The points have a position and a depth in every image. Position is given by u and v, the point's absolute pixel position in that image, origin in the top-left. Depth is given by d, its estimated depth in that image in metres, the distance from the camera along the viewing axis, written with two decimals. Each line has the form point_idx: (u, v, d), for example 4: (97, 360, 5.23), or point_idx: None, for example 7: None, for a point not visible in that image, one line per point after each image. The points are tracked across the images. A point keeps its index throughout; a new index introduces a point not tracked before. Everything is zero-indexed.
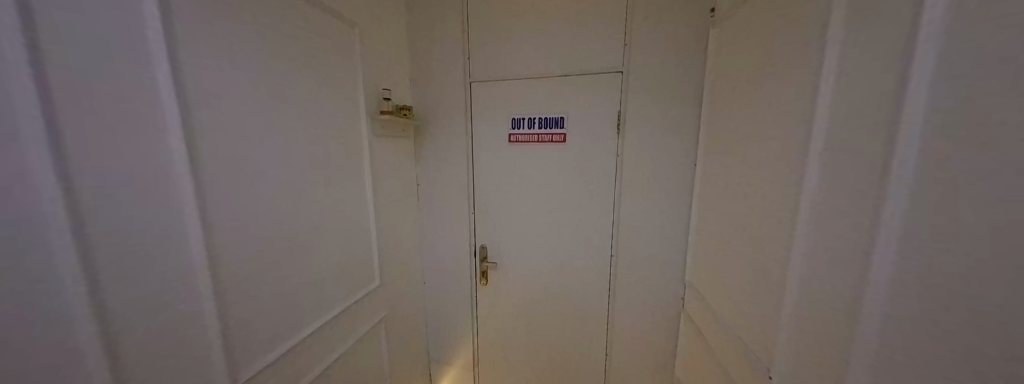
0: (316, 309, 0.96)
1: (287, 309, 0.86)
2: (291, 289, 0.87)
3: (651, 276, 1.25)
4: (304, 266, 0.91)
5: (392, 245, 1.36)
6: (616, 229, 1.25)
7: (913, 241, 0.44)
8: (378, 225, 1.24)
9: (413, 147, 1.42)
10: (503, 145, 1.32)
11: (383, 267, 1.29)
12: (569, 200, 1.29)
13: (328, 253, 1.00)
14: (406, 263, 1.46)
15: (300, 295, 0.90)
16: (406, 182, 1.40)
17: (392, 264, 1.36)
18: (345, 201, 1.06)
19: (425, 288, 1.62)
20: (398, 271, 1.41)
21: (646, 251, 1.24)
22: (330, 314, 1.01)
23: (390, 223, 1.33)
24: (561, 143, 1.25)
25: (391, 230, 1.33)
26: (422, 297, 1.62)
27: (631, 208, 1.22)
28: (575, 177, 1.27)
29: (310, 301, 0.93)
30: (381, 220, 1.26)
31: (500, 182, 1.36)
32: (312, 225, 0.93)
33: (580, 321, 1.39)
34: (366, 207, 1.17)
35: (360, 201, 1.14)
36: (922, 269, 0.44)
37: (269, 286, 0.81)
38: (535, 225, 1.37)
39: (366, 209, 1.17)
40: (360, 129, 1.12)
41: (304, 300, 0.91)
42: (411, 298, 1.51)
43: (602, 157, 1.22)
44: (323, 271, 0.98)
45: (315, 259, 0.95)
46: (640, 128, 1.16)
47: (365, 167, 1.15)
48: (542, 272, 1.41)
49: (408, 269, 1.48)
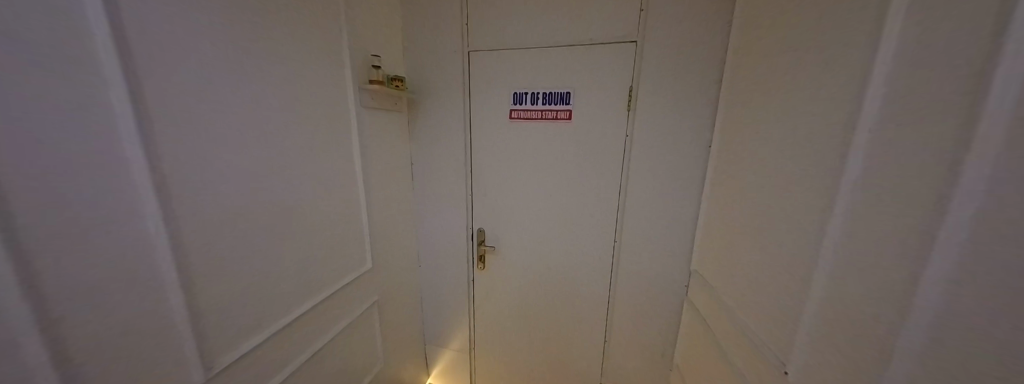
0: (301, 295, 0.90)
1: (267, 297, 0.79)
2: (274, 274, 0.81)
3: (654, 265, 1.20)
4: (288, 249, 0.85)
5: (385, 228, 1.29)
6: (621, 215, 1.20)
7: (969, 236, 0.38)
8: (370, 205, 1.16)
9: (406, 123, 1.32)
10: (504, 123, 1.23)
11: (375, 250, 1.23)
12: (572, 184, 1.23)
13: (312, 236, 0.92)
14: (400, 246, 1.40)
15: (281, 281, 0.83)
16: (399, 160, 1.31)
17: (385, 247, 1.30)
18: (331, 179, 0.98)
19: (421, 272, 1.57)
20: (391, 254, 1.35)
21: (651, 239, 1.18)
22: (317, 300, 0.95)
23: (383, 204, 1.25)
24: (566, 122, 1.16)
25: (383, 212, 1.26)
26: (418, 280, 1.58)
27: (636, 194, 1.16)
28: (580, 159, 1.19)
29: (294, 286, 0.87)
30: (371, 202, 1.18)
31: (500, 164, 1.29)
32: (293, 206, 0.85)
33: (579, 307, 1.36)
34: (355, 187, 1.09)
35: (348, 180, 1.05)
36: (977, 269, 0.38)
37: (247, 272, 0.74)
38: (535, 210, 1.30)
39: (355, 189, 1.09)
40: (347, 99, 1.01)
41: (286, 285, 0.85)
42: (405, 281, 1.47)
43: (610, 138, 1.14)
44: (309, 254, 0.91)
45: (299, 242, 0.88)
46: (652, 107, 1.07)
47: (352, 143, 1.05)
48: (542, 256, 1.36)
49: (402, 252, 1.42)
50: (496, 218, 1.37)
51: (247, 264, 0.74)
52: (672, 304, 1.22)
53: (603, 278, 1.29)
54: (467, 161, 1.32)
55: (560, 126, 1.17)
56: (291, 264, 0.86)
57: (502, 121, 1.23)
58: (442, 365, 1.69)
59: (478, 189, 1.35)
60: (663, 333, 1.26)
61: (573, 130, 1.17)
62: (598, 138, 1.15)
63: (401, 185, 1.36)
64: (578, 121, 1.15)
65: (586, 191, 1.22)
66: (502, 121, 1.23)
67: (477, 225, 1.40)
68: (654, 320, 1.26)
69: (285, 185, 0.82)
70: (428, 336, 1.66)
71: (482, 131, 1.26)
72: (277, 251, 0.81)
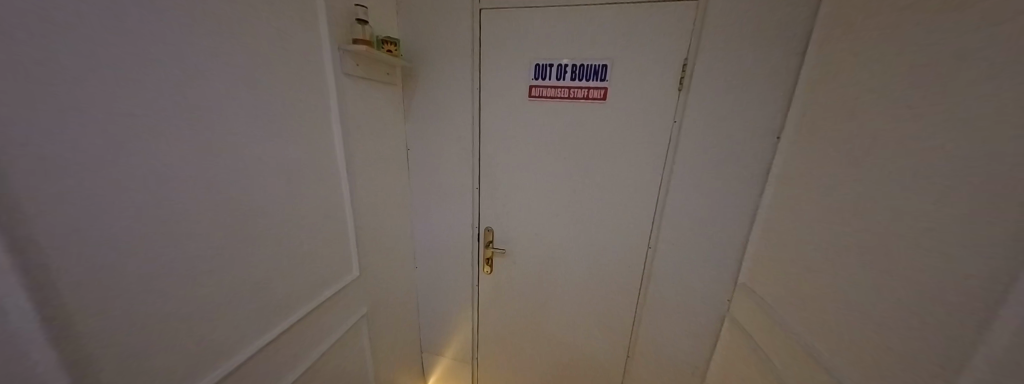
0: (254, 324, 0.71)
1: (199, 333, 0.60)
2: (212, 302, 0.61)
3: (690, 276, 1.04)
4: (233, 267, 0.64)
5: (375, 226, 1.08)
6: (658, 217, 1.01)
7: None
8: (354, 200, 0.95)
9: (400, 100, 1.09)
10: (521, 104, 1.01)
11: (361, 253, 1.03)
12: (602, 179, 1.03)
13: (271, 241, 0.72)
14: (393, 246, 1.20)
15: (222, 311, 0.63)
16: (391, 145, 1.09)
17: (374, 248, 1.10)
18: (302, 170, 0.76)
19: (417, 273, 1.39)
20: (382, 256, 1.15)
21: (691, 247, 1.01)
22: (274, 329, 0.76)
23: (372, 199, 1.04)
24: (598, 103, 0.95)
25: (372, 207, 1.05)
26: (415, 283, 1.40)
27: (678, 194, 0.97)
28: (612, 150, 0.99)
29: (243, 313, 0.67)
30: (357, 196, 0.97)
31: (514, 153, 1.08)
32: (240, 205, 0.63)
33: (598, 320, 1.20)
34: (336, 179, 0.87)
35: (325, 170, 0.83)
36: None
37: (165, 306, 0.54)
38: (554, 208, 1.11)
39: (336, 180, 0.88)
40: (322, 63, 0.78)
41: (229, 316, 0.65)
42: (399, 286, 1.28)
43: (653, 124, 0.94)
44: (265, 268, 0.71)
45: (250, 255, 0.67)
46: (709, 86, 0.86)
47: (331, 123, 0.83)
48: (560, 262, 1.18)
49: (394, 253, 1.22)
50: (507, 216, 1.17)
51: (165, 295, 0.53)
52: (708, 321, 1.06)
53: (628, 288, 1.12)
54: (475, 148, 1.10)
55: (590, 108, 0.96)
56: (238, 285, 0.66)
57: (520, 101, 1.01)
58: (440, 376, 1.53)
59: (487, 182, 1.14)
60: (694, 352, 1.11)
61: (606, 113, 0.96)
62: (637, 125, 0.95)
63: (394, 175, 1.14)
64: (613, 103, 0.94)
65: (618, 188, 1.02)
66: (520, 101, 1.01)
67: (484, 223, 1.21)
68: (685, 337, 1.10)
69: (231, 178, 0.61)
70: (424, 343, 1.50)
71: (493, 112, 1.04)
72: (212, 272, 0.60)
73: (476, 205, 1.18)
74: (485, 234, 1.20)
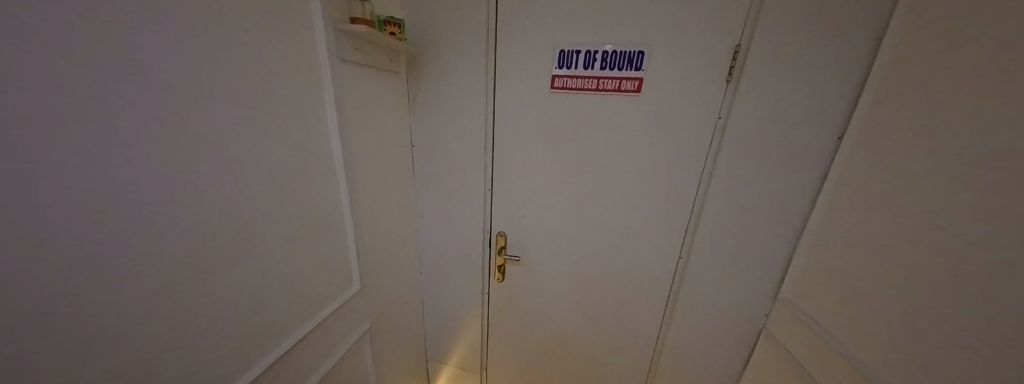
0: (244, 355, 0.62)
1: (177, 375, 0.51)
2: (192, 339, 0.52)
3: (725, 289, 0.95)
4: (217, 296, 0.54)
5: (377, 232, 0.98)
6: (693, 225, 0.92)
7: None
8: (354, 206, 0.85)
9: (403, 91, 0.98)
10: (542, 97, 0.90)
11: (362, 262, 0.94)
12: (631, 182, 0.93)
13: (261, 261, 0.61)
14: (397, 251, 1.11)
15: (205, 346, 0.54)
16: (393, 142, 0.98)
17: (377, 256, 1.00)
18: (293, 173, 0.65)
19: (422, 278, 1.30)
20: (385, 263, 1.06)
21: (728, 257, 0.92)
22: (269, 356, 0.68)
23: (373, 202, 0.94)
24: (632, 97, 0.84)
25: (374, 212, 0.95)
26: (421, 288, 1.31)
27: (717, 200, 0.87)
28: (644, 151, 0.89)
29: (231, 344, 0.58)
30: (357, 200, 0.86)
31: (532, 153, 0.98)
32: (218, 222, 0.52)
33: (617, 333, 1.13)
34: (333, 182, 0.77)
35: (320, 172, 0.72)
36: None
37: (129, 351, 0.44)
38: (576, 213, 1.01)
39: (334, 183, 0.77)
40: (317, 47, 0.66)
41: (214, 352, 0.56)
42: (403, 293, 1.20)
43: (693, 121, 0.83)
44: (258, 291, 0.62)
45: (241, 277, 0.58)
46: (764, 78, 0.74)
47: (326, 118, 0.71)
48: (579, 271, 1.09)
49: (398, 259, 1.13)
50: (523, 221, 1.07)
51: (126, 340, 0.44)
52: (742, 338, 0.97)
53: (654, 300, 1.04)
54: (489, 147, 1.00)
55: (622, 103, 0.85)
56: (225, 315, 0.56)
57: (541, 94, 0.90)
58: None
59: (500, 184, 1.04)
60: (723, 369, 1.03)
61: (640, 108, 0.85)
62: (675, 122, 0.84)
63: (398, 175, 1.03)
64: (648, 97, 0.83)
65: (650, 193, 0.92)
66: (541, 93, 0.90)
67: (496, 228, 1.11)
68: (714, 353, 1.02)
69: (212, 187, 0.50)
70: (430, 350, 1.42)
71: (510, 108, 0.93)
72: (192, 304, 0.50)
73: (488, 208, 1.08)
74: (497, 239, 1.11)
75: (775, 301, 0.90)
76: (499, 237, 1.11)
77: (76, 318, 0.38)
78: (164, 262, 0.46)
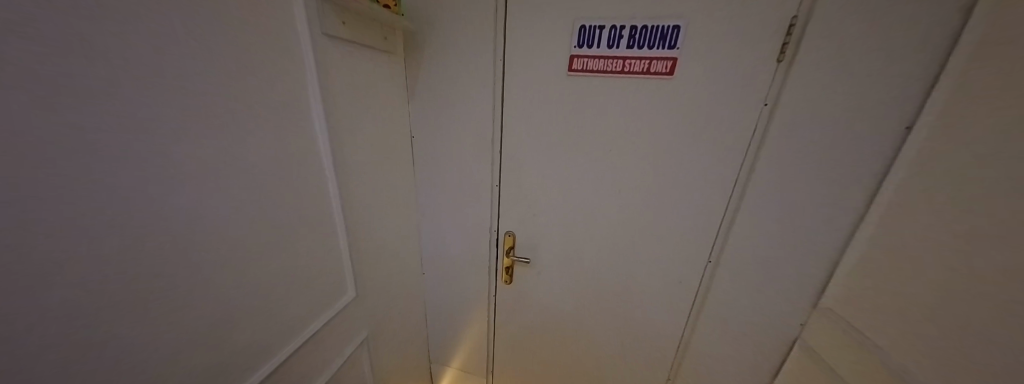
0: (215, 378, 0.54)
1: None
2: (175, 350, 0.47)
3: (755, 296, 0.86)
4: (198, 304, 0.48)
5: (375, 232, 0.90)
6: (727, 226, 0.83)
7: None
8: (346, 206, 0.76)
9: (401, 76, 0.87)
10: (558, 81, 0.80)
11: (359, 265, 0.86)
12: (657, 178, 0.84)
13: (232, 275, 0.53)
14: (397, 252, 1.03)
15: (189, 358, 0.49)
16: (390, 133, 0.88)
17: (375, 258, 0.92)
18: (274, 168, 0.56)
19: (425, 279, 1.22)
20: (385, 265, 0.98)
21: (762, 262, 0.83)
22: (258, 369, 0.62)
23: (369, 200, 0.85)
24: (662, 80, 0.74)
25: (371, 211, 0.86)
26: (422, 289, 1.24)
27: (754, 198, 0.78)
28: (673, 143, 0.79)
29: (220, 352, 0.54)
30: (350, 198, 0.77)
31: (545, 146, 0.88)
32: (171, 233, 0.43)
33: (635, 338, 1.07)
34: (323, 178, 0.68)
35: (305, 168, 0.63)
36: None
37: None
38: (593, 212, 0.92)
39: (324, 180, 0.68)
40: (295, 18, 0.55)
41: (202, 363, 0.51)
42: (404, 295, 1.13)
43: (733, 109, 0.72)
44: (244, 299, 0.55)
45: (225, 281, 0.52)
46: (823, 57, 0.63)
47: (311, 105, 0.61)
48: (595, 274, 1.01)
49: (398, 260, 1.05)
50: (534, 220, 0.99)
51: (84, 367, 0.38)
52: (772, 350, 0.89)
53: (675, 305, 0.97)
54: (497, 139, 0.90)
55: (650, 88, 0.75)
56: (208, 324, 0.51)
57: (557, 79, 0.79)
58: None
59: (509, 180, 0.94)
60: (749, 380, 0.95)
61: (672, 95, 0.74)
62: (712, 110, 0.74)
63: (396, 169, 0.94)
64: (681, 81, 0.73)
65: (677, 190, 0.83)
66: (558, 78, 0.79)
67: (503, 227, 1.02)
68: (738, 363, 0.95)
69: (166, 190, 0.41)
70: (433, 352, 1.36)
71: (521, 95, 0.83)
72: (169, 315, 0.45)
73: (495, 206, 0.99)
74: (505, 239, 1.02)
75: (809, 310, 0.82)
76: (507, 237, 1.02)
77: (18, 345, 0.32)
78: (127, 272, 0.39)
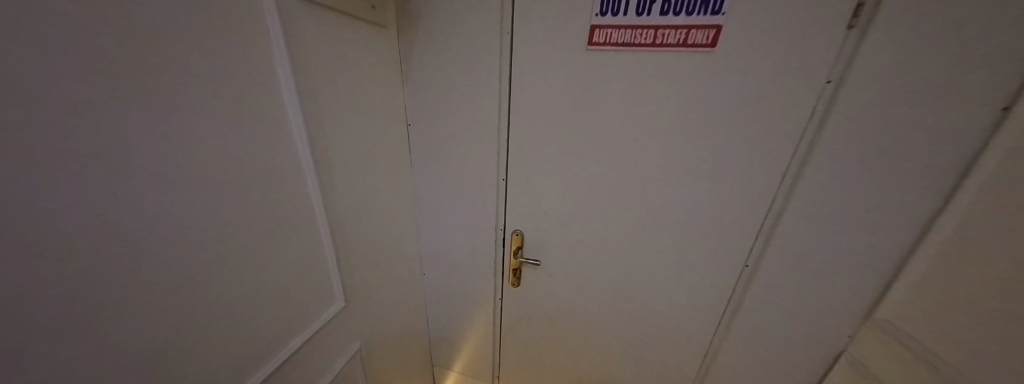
0: None
1: None
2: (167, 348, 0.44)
3: (796, 306, 0.76)
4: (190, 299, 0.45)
5: (368, 232, 0.81)
6: (768, 227, 0.73)
7: None
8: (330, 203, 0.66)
9: (393, 55, 0.76)
10: (573, 59, 0.68)
11: (349, 269, 0.77)
12: (688, 171, 0.73)
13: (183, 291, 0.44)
14: (393, 253, 0.94)
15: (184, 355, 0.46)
16: (381, 121, 0.78)
17: (368, 261, 0.83)
18: (228, 164, 0.46)
19: (426, 280, 1.14)
20: (380, 268, 0.89)
21: (810, 269, 0.72)
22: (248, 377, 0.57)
23: (359, 197, 0.75)
24: (700, 55, 0.62)
25: (361, 209, 0.76)
26: (423, 290, 1.16)
27: (804, 195, 0.66)
28: (709, 130, 0.68)
29: (217, 350, 0.51)
30: (333, 196, 0.66)
31: (558, 135, 0.77)
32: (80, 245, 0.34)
33: (654, 346, 0.98)
34: (299, 173, 0.58)
35: (274, 162, 0.53)
36: None
37: None
38: (611, 210, 0.82)
39: (299, 176, 0.58)
40: None
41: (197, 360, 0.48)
42: (403, 297, 1.05)
43: (787, 88, 0.60)
44: (201, 318, 0.47)
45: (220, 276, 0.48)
46: (912, 20, 0.50)
47: (277, 85, 0.51)
48: (612, 277, 0.91)
49: (395, 262, 0.97)
50: (544, 218, 0.89)
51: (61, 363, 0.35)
52: (812, 364, 0.79)
53: (700, 312, 0.87)
54: (503, 128, 0.79)
55: (684, 65, 0.64)
56: (158, 348, 0.43)
57: (574, 56, 0.68)
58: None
59: (516, 173, 0.84)
60: None
61: (712, 72, 0.63)
62: (759, 89, 0.62)
63: (389, 162, 0.84)
64: (722, 56, 0.61)
65: (711, 185, 0.72)
66: (574, 55, 0.68)
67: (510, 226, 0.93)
68: (772, 377, 0.85)
69: (61, 189, 0.31)
70: (434, 355, 1.29)
71: (531, 76, 0.72)
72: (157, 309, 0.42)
73: (501, 203, 0.90)
74: (512, 240, 0.93)
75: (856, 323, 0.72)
76: (514, 237, 0.93)
77: None
78: (101, 264, 0.36)
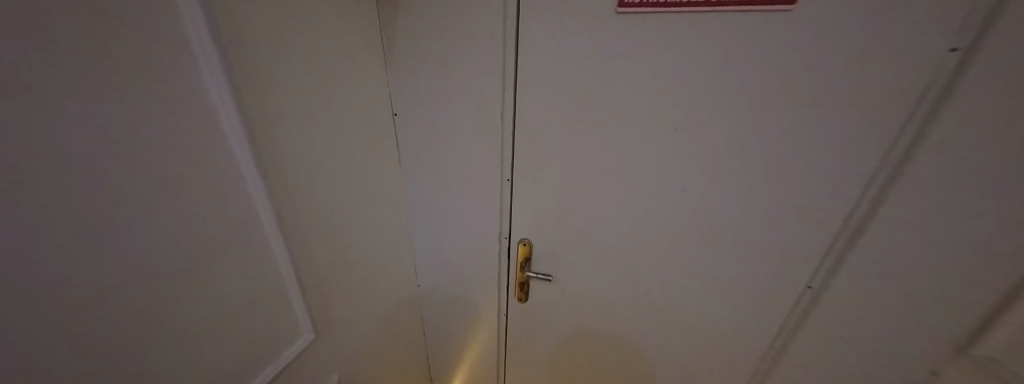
0: None
1: None
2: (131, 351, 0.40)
3: (869, 346, 0.60)
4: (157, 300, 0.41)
5: (335, 243, 0.69)
6: (841, 247, 0.56)
7: None
8: (284, 216, 0.54)
9: (363, 31, 0.63)
10: (592, 32, 0.54)
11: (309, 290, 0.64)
12: (735, 173, 0.58)
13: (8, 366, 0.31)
14: (377, 264, 0.83)
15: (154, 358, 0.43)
16: (347, 111, 0.64)
17: (339, 276, 0.72)
18: (135, 160, 0.36)
19: (422, 291, 1.03)
20: (358, 281, 0.78)
21: (896, 303, 0.55)
22: None
23: (321, 203, 0.63)
24: (759, 19, 0.46)
25: (327, 216, 0.65)
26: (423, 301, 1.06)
27: (893, 208, 0.50)
28: (766, 121, 0.52)
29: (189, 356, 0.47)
30: (280, 204, 0.54)
31: (573, 128, 0.64)
32: None
33: (683, 370, 0.87)
34: (219, 179, 0.45)
35: (186, 162, 0.41)
36: None
37: None
38: (635, 217, 0.69)
39: (231, 179, 0.46)
40: None
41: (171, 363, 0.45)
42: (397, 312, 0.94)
43: (890, 60, 0.42)
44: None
45: (190, 277, 0.44)
46: None
47: (188, 61, 0.39)
48: (636, 293, 0.80)
49: (381, 273, 0.85)
50: (556, 225, 0.77)
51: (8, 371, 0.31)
52: None
53: (738, 337, 0.75)
54: (507, 119, 0.66)
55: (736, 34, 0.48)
56: None
57: (593, 28, 0.54)
58: None
59: (522, 173, 0.72)
60: None
61: (771, 42, 0.47)
62: (847, 65, 0.45)
63: (364, 161, 0.71)
64: (791, 20, 0.45)
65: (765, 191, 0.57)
66: (593, 27, 0.54)
67: (515, 233, 0.81)
68: None
69: None
70: (434, 371, 1.19)
71: (540, 55, 0.59)
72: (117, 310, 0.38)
73: (506, 207, 0.78)
74: (518, 249, 0.81)
75: (940, 368, 0.57)
76: (521, 245, 0.82)
77: None
78: None
